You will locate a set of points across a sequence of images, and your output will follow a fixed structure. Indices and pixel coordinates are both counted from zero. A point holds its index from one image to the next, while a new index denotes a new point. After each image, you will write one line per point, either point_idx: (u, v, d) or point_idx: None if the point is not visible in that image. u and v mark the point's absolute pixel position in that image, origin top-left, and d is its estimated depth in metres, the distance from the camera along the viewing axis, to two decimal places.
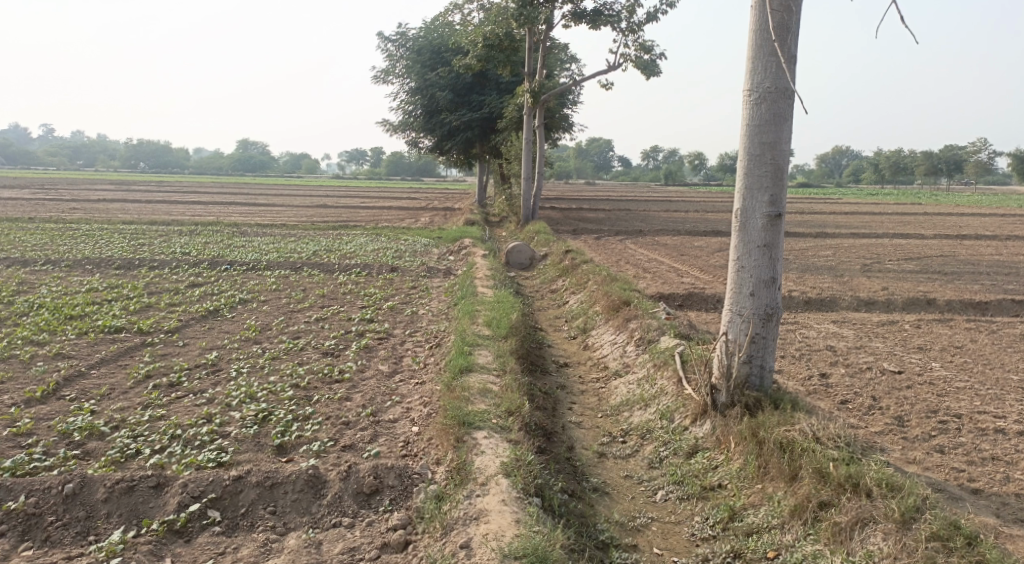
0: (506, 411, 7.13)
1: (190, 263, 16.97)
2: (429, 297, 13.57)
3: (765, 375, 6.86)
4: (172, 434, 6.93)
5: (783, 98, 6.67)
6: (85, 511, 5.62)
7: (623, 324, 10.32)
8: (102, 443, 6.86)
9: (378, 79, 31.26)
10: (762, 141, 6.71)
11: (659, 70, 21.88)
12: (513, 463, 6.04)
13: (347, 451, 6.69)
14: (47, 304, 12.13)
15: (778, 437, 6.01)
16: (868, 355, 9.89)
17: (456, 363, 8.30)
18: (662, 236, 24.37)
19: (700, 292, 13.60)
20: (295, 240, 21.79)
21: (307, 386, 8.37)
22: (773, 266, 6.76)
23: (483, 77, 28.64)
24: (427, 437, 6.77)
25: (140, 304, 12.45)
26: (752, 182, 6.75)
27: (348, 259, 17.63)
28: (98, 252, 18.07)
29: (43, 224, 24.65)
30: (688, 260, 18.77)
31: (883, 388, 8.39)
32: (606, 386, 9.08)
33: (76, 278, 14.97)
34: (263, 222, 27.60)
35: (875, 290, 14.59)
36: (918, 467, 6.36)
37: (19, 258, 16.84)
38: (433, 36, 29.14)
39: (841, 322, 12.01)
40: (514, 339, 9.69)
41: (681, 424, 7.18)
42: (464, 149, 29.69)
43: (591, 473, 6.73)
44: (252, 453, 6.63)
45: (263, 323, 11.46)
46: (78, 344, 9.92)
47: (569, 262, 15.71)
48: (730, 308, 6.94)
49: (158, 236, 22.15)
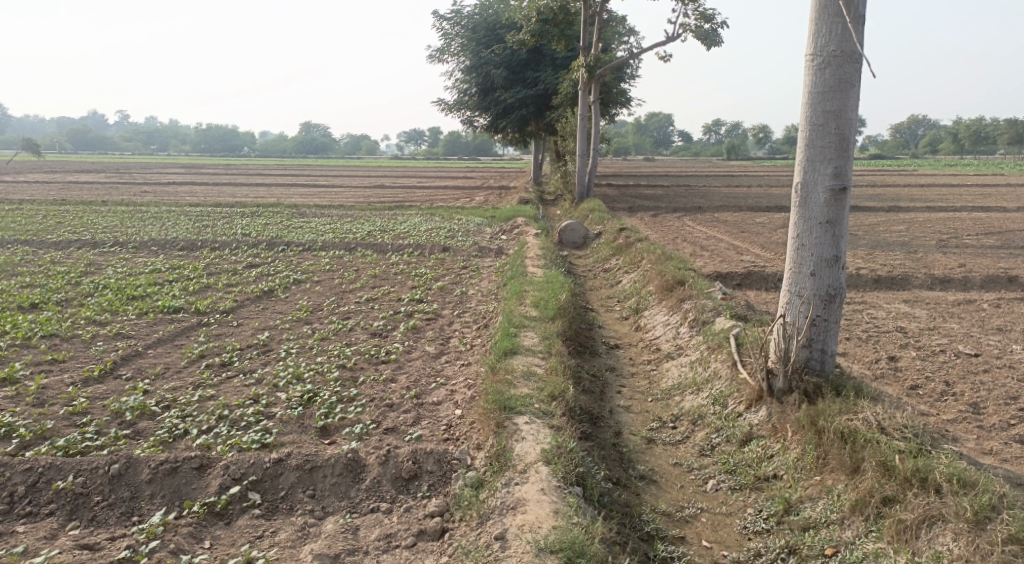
0: (550, 395, 6.90)
1: (249, 243, 17.18)
2: (480, 277, 13.41)
3: (827, 359, 6.47)
4: (219, 415, 6.91)
5: (850, 62, 6.20)
6: (130, 491, 5.62)
7: (676, 305, 9.98)
8: (152, 423, 6.87)
9: (433, 58, 31.07)
10: (825, 109, 6.27)
11: (720, 40, 21.12)
12: (554, 450, 5.82)
13: (389, 434, 6.57)
14: (111, 284, 12.38)
15: (839, 426, 5.63)
16: (941, 337, 9.32)
17: (501, 345, 8.12)
18: (722, 212, 23.69)
19: (760, 271, 13.10)
20: (351, 221, 21.87)
21: (353, 366, 8.30)
22: (837, 245, 6.34)
23: (539, 53, 28.18)
24: (469, 421, 6.60)
25: (199, 284, 12.62)
26: (814, 154, 6.33)
27: (401, 239, 17.61)
28: (163, 234, 18.46)
29: (114, 206, 25.42)
30: (748, 237, 18.16)
31: (957, 373, 7.88)
32: (658, 368, 8.77)
33: (141, 259, 15.30)
34: (322, 203, 27.86)
35: (950, 267, 13.82)
36: (995, 459, 5.92)
37: (88, 240, 17.32)
38: (487, 13, 28.76)
39: (913, 302, 11.38)
40: (563, 320, 9.45)
41: (735, 410, 6.84)
42: (520, 127, 29.34)
43: (638, 460, 6.47)
44: (295, 435, 6.56)
45: (315, 303, 11.48)
46: (137, 324, 10.08)
47: (624, 241, 15.34)
48: (790, 288, 6.56)
49: (221, 217, 22.56)
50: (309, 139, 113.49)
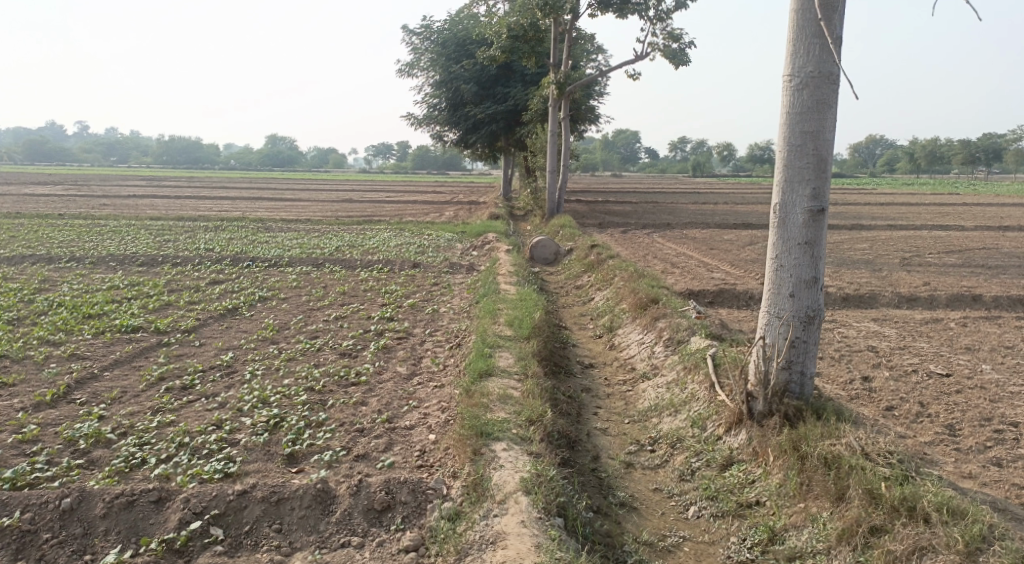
0: (528, 420, 6.73)
1: (213, 259, 16.78)
2: (451, 294, 13.21)
3: (806, 382, 6.38)
4: (179, 442, 6.61)
5: (827, 83, 6.18)
6: (82, 528, 5.32)
7: (650, 323, 9.88)
8: (108, 451, 6.55)
9: (402, 72, 30.90)
10: (803, 130, 6.22)
11: (687, 60, 21.30)
12: (533, 479, 5.64)
13: (360, 461, 6.34)
14: (66, 302, 11.93)
15: (823, 452, 5.54)
16: (912, 356, 9.35)
17: (476, 367, 7.94)
18: (690, 229, 23.80)
19: (731, 289, 13.10)
20: (319, 236, 21.55)
21: (322, 389, 8.04)
22: (815, 266, 6.27)
23: (508, 69, 28.17)
24: (444, 447, 6.40)
25: (159, 302, 12.23)
26: (793, 174, 6.27)
27: (370, 255, 17.34)
28: (122, 249, 17.96)
29: (72, 220, 24.76)
30: (718, 254, 18.22)
31: (931, 393, 7.87)
32: (634, 389, 8.64)
33: (99, 275, 14.83)
34: (287, 217, 27.43)
35: (915, 285, 13.97)
36: (975, 483, 5.88)
37: (43, 255, 16.76)
38: (457, 28, 28.71)
39: (882, 320, 11.44)
40: (537, 339, 9.30)
41: (714, 433, 6.73)
42: (489, 143, 29.27)
43: (618, 486, 6.32)
44: (261, 463, 6.29)
45: (281, 321, 11.17)
46: (93, 344, 9.69)
47: (595, 258, 15.26)
48: (768, 310, 6.47)
49: (184, 232, 22.06)
50: (275, 153, 112.43)
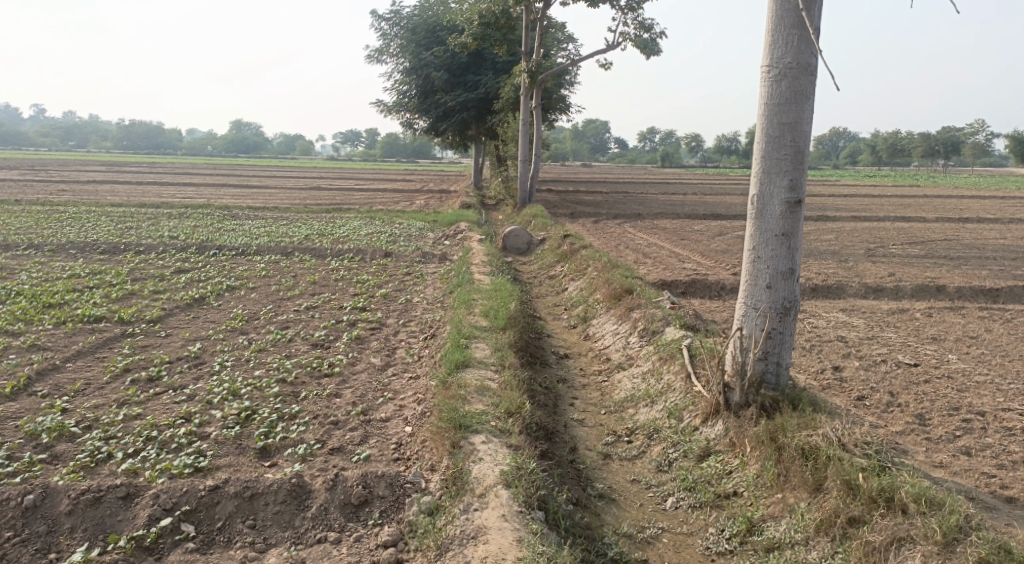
0: (506, 411, 6.69)
1: (178, 247, 16.46)
2: (423, 284, 13.11)
3: (782, 372, 6.42)
4: (147, 436, 6.46)
5: (805, 74, 6.19)
6: (46, 525, 5.18)
7: (625, 313, 9.90)
8: (72, 445, 6.39)
9: (371, 58, 30.51)
10: (781, 121, 6.23)
11: (658, 50, 21.32)
12: (513, 472, 5.61)
13: (335, 454, 6.25)
14: (26, 291, 11.61)
15: (800, 443, 5.58)
16: (881, 346, 9.48)
17: (452, 358, 7.87)
18: (661, 219, 23.93)
19: (703, 280, 13.18)
20: (287, 224, 21.26)
21: (294, 381, 7.92)
22: (792, 257, 6.30)
23: (479, 57, 27.97)
24: (420, 440, 6.34)
25: (123, 291, 11.95)
26: (770, 166, 6.28)
27: (340, 244, 17.13)
28: (84, 236, 17.53)
29: (30, 206, 24.13)
30: (688, 245, 18.33)
31: (901, 383, 7.99)
32: (609, 379, 8.65)
33: (59, 263, 14.46)
34: (254, 205, 27.03)
35: (881, 276, 14.18)
36: (946, 472, 5.97)
37: (1, 242, 16.30)
38: (427, 14, 28.39)
39: (850, 311, 11.60)
40: (512, 330, 9.26)
41: (691, 423, 6.75)
42: (460, 131, 29.08)
43: (595, 478, 6.33)
44: (233, 457, 6.17)
45: (250, 311, 10.99)
46: (55, 334, 9.44)
47: (568, 247, 15.26)
48: (745, 301, 6.49)
49: (147, 219, 21.60)
50: (241, 139, 110.72)
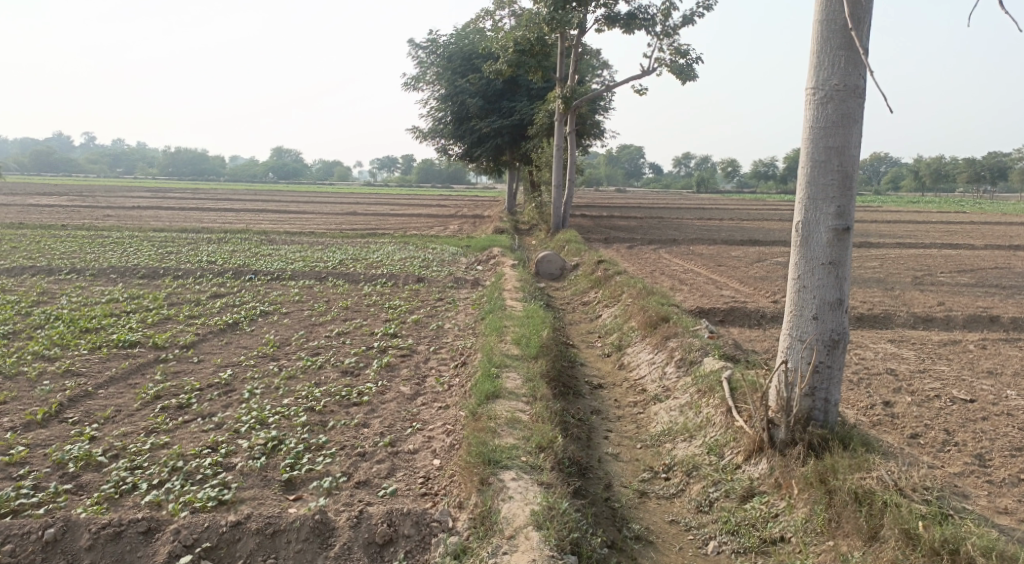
0: (537, 446, 6.42)
1: (215, 272, 16.53)
2: (456, 310, 12.93)
3: (830, 409, 6.06)
4: (172, 466, 6.30)
5: (852, 97, 5.91)
6: (65, 560, 5.03)
7: (661, 342, 9.59)
8: (98, 476, 6.24)
9: (407, 86, 30.71)
10: (828, 145, 5.94)
11: (694, 75, 21.09)
12: (544, 513, 5.35)
13: (361, 488, 6.03)
14: (64, 316, 11.67)
15: (853, 486, 5.27)
16: (934, 380, 9.03)
17: (482, 389, 7.64)
18: (697, 245, 23.54)
19: (742, 308, 12.80)
20: (323, 248, 21.32)
21: (322, 410, 7.73)
22: (840, 287, 5.98)
23: (514, 83, 28.00)
24: (449, 474, 6.11)
25: (158, 316, 11.96)
26: (817, 191, 5.99)
27: (373, 269, 17.06)
28: (124, 261, 17.73)
29: (76, 231, 24.62)
30: (726, 271, 17.94)
31: (957, 420, 7.55)
32: (645, 412, 8.32)
33: (99, 287, 14.58)
34: (291, 230, 27.23)
35: (930, 305, 13.65)
36: (1012, 519, 5.56)
37: (44, 266, 16.54)
38: (463, 42, 28.52)
39: (899, 341, 11.13)
40: (545, 359, 9.00)
41: (733, 461, 6.41)
42: (494, 156, 29.06)
43: (631, 518, 6.03)
44: (257, 490, 5.98)
45: (282, 337, 10.89)
46: (90, 359, 9.42)
47: (602, 273, 14.98)
48: (791, 333, 6.17)
49: (187, 244, 21.84)
50: (281, 165, 112.65)
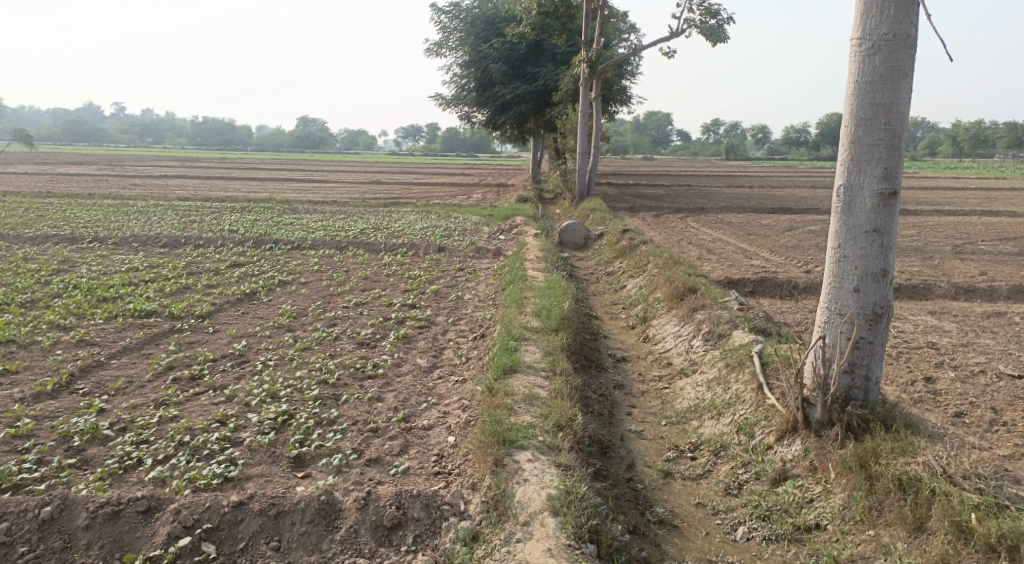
0: (556, 425, 6.09)
1: (236, 241, 16.33)
2: (476, 280, 12.61)
3: (871, 388, 5.67)
4: (179, 441, 6.00)
5: (903, 47, 5.41)
6: (62, 541, 4.81)
7: (688, 314, 9.19)
8: (103, 449, 5.97)
9: (430, 52, 30.15)
10: (874, 102, 5.46)
11: (726, 36, 20.36)
12: (562, 498, 5.07)
13: (372, 466, 5.76)
14: (82, 284, 11.52)
15: (896, 473, 4.91)
16: (978, 354, 8.56)
17: (500, 362, 7.34)
18: (726, 213, 22.97)
19: (773, 278, 12.33)
20: (345, 218, 21.06)
21: (336, 383, 7.46)
22: (885, 256, 5.53)
23: (539, 48, 27.35)
24: (463, 453, 5.83)
25: (176, 285, 11.76)
26: (861, 152, 5.52)
27: (394, 238, 16.77)
28: (146, 230, 17.60)
29: (101, 200, 24.60)
30: (756, 240, 17.41)
31: (1004, 399, 7.12)
32: (670, 387, 7.97)
33: (119, 256, 14.44)
34: (314, 199, 26.98)
35: (971, 275, 13.08)
36: None
37: (67, 235, 16.45)
38: (487, 6, 27.87)
39: (940, 313, 10.64)
40: (566, 331, 8.66)
41: (764, 441, 6.04)
42: (518, 123, 28.52)
43: (655, 500, 5.74)
44: (265, 466, 5.71)
45: (299, 307, 10.63)
46: (104, 329, 9.22)
47: (627, 242, 14.55)
48: (829, 305, 5.75)
49: (210, 213, 21.69)
50: (306, 134, 112.67)
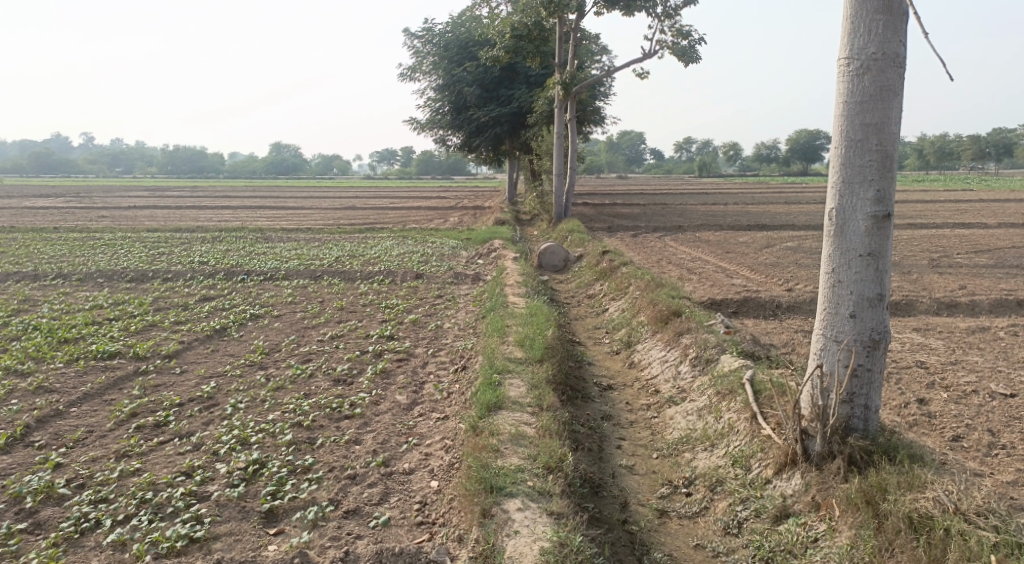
0: (546, 467, 5.80)
1: (206, 273, 15.89)
2: (455, 308, 12.30)
3: (871, 417, 5.45)
4: (141, 498, 5.61)
5: (893, 66, 5.25)
6: None
7: (674, 338, 8.95)
8: (58, 510, 5.57)
9: (403, 76, 29.98)
10: (864, 122, 5.29)
11: (697, 56, 20.40)
12: (556, 551, 4.80)
13: (350, 518, 5.41)
14: (43, 325, 11.05)
15: (906, 511, 4.75)
16: (968, 372, 8.41)
17: (483, 398, 7.02)
18: (703, 231, 22.92)
19: (756, 298, 12.15)
20: (319, 246, 20.67)
21: (311, 425, 7.09)
22: (880, 281, 5.34)
23: (512, 71, 27.29)
24: (448, 501, 5.52)
25: (143, 323, 11.32)
26: (852, 174, 5.34)
27: (370, 266, 16.42)
28: (114, 264, 17.11)
29: (68, 233, 24.01)
30: (735, 258, 17.31)
31: (1000, 420, 6.95)
32: (659, 416, 7.69)
33: (84, 293, 13.95)
34: (287, 227, 26.56)
35: (951, 289, 13.01)
36: None
37: (31, 272, 15.93)
38: (459, 30, 27.80)
39: (925, 330, 10.50)
40: (550, 362, 8.37)
41: (761, 475, 5.80)
42: (493, 146, 28.38)
43: (652, 544, 5.49)
44: (234, 523, 5.35)
45: (272, 343, 10.25)
46: (65, 374, 8.78)
47: (607, 264, 14.33)
48: (824, 332, 5.53)
49: (180, 244, 21.21)
50: (279, 160, 112.11)
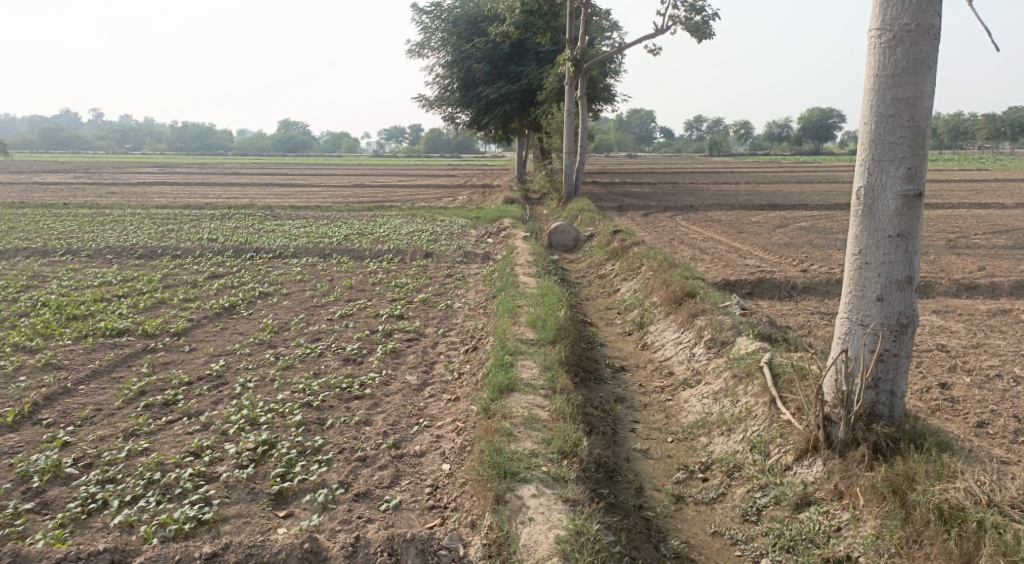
0: (560, 452, 5.68)
1: (215, 251, 15.75)
2: (466, 288, 12.14)
3: (896, 403, 5.29)
4: (148, 479, 5.51)
5: (927, 38, 5.02)
6: None
7: (688, 320, 8.77)
8: (65, 490, 5.48)
9: (412, 53, 29.62)
10: (896, 97, 5.07)
11: (711, 32, 20.01)
12: (572, 541, 4.69)
13: (361, 501, 5.30)
14: (52, 301, 10.95)
15: (935, 502, 4.61)
16: (991, 356, 8.21)
17: (495, 380, 6.87)
18: (715, 211, 22.66)
19: (771, 278, 11.94)
20: (328, 223, 20.52)
21: (320, 405, 6.97)
22: (909, 263, 5.14)
23: (522, 47, 26.90)
24: (461, 485, 5.41)
25: (151, 300, 11.21)
26: (882, 151, 5.13)
27: (379, 244, 16.25)
28: (123, 240, 17.00)
29: (77, 209, 23.93)
30: (748, 238, 17.06)
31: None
32: (674, 399, 7.54)
33: (92, 270, 13.85)
34: (296, 204, 26.38)
35: (971, 271, 12.74)
36: None
37: (39, 248, 15.82)
38: (469, 5, 27.38)
39: (945, 312, 10.27)
40: (563, 343, 8.22)
41: (781, 461, 5.65)
42: (503, 124, 28.07)
43: (669, 531, 5.38)
44: (242, 505, 5.25)
45: (281, 321, 10.13)
46: (73, 351, 8.69)
47: (619, 244, 14.13)
48: (849, 315, 5.36)
49: (188, 221, 21.07)
50: (287, 137, 111.76)
